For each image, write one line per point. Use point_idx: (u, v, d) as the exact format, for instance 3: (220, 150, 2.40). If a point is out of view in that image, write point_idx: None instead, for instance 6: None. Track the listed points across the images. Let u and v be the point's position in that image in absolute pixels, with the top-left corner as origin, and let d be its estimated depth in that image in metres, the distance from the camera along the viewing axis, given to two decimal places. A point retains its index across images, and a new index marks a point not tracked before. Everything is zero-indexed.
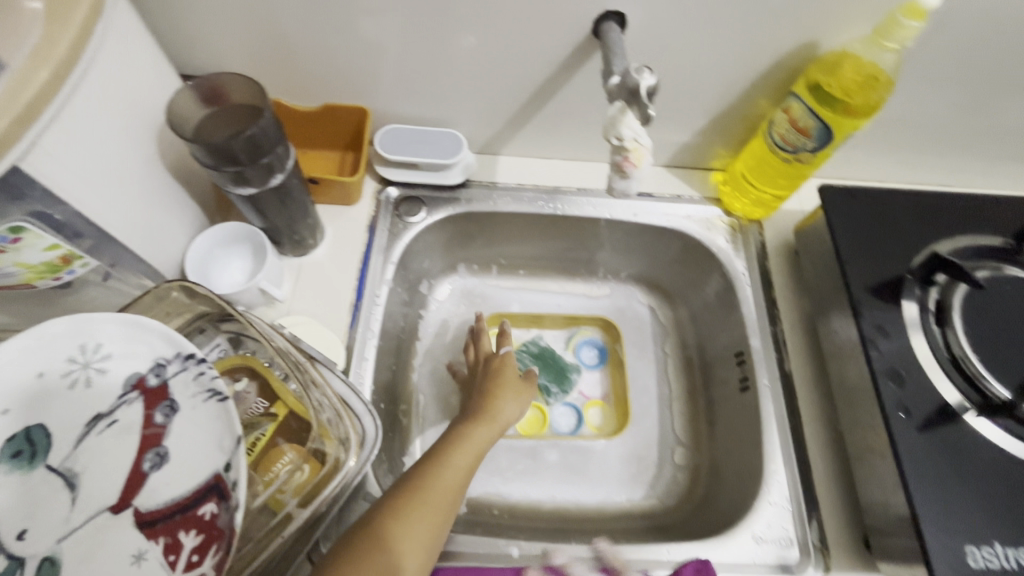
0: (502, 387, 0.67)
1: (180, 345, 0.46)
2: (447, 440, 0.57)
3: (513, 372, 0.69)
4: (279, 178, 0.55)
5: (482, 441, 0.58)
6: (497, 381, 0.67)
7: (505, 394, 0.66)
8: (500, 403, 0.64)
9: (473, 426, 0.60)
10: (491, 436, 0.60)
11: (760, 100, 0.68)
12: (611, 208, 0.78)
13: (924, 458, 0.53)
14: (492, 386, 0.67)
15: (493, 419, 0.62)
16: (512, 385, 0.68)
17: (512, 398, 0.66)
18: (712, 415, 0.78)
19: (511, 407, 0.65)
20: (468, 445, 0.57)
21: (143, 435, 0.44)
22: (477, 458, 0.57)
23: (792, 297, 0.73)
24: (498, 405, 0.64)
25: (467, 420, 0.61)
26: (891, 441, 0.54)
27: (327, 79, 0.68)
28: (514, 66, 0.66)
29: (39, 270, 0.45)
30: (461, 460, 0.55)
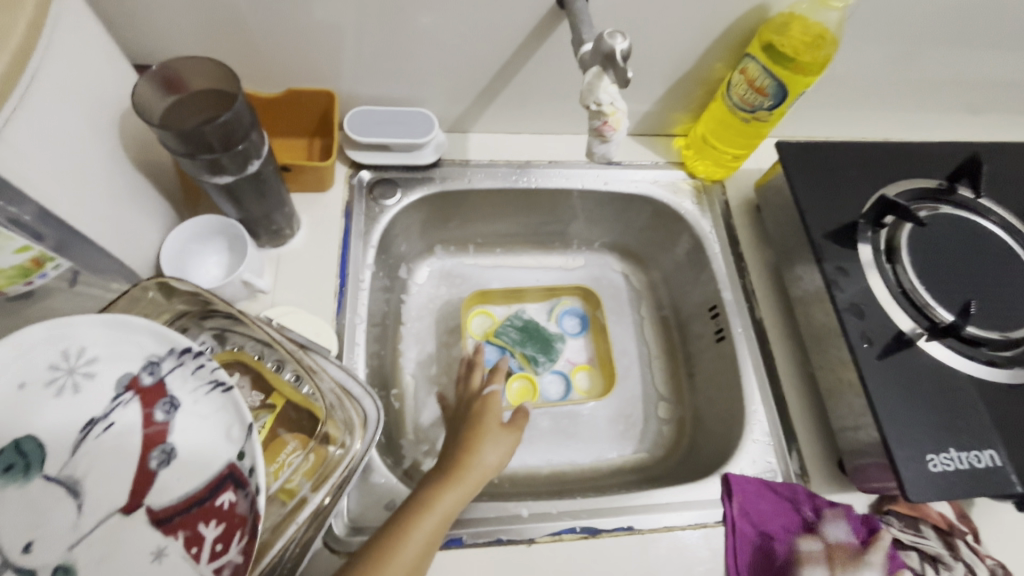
0: (484, 435, 0.62)
1: (174, 340, 0.45)
2: (414, 502, 0.53)
3: (495, 418, 0.65)
4: (256, 165, 0.53)
5: (451, 504, 0.54)
6: (478, 426, 0.63)
7: (486, 442, 0.61)
8: (478, 449, 0.60)
9: (446, 484, 0.55)
10: (462, 496, 0.55)
11: (717, 64, 0.71)
12: (582, 179, 0.81)
13: (888, 383, 0.58)
14: (473, 431, 0.62)
15: (469, 471, 0.58)
16: (493, 431, 0.63)
17: (495, 444, 0.62)
18: (691, 369, 0.83)
19: (491, 456, 0.61)
20: (434, 510, 0.53)
21: (145, 435, 0.43)
22: (446, 520, 0.53)
23: (757, 250, 0.77)
24: (476, 457, 0.59)
25: (439, 474, 0.57)
26: (858, 368, 0.59)
27: (288, 62, 0.66)
28: (481, 40, 0.66)
29: (10, 275, 0.42)
30: (423, 530, 0.51)
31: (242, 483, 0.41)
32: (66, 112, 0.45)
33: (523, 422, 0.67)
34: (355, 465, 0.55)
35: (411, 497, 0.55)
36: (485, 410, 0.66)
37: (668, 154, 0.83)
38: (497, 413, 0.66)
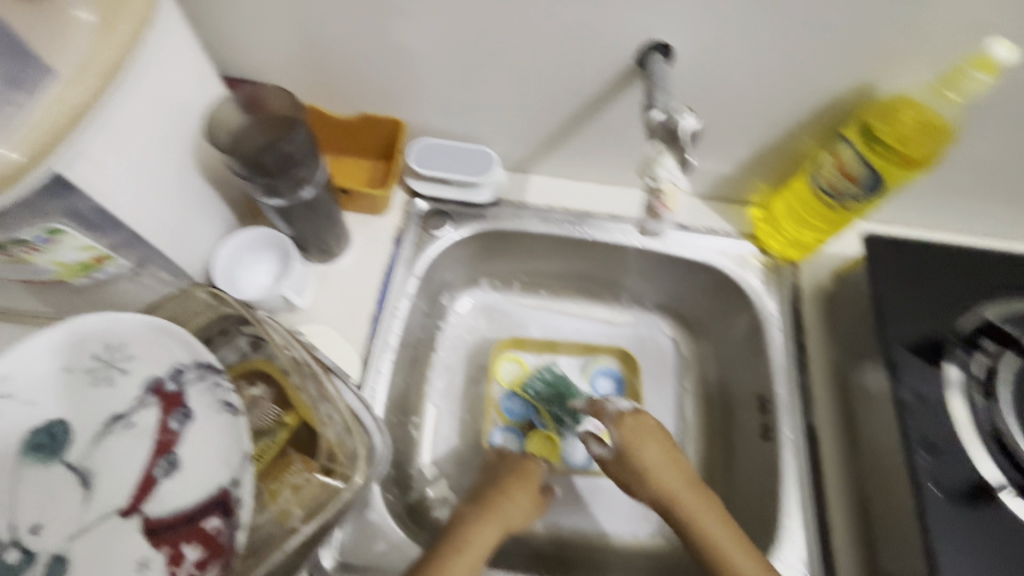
0: (519, 489, 0.65)
1: (199, 354, 0.47)
2: (452, 535, 0.59)
3: (534, 481, 0.67)
4: (309, 190, 0.56)
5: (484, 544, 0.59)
6: (511, 481, 0.66)
7: (520, 496, 0.64)
8: (507, 503, 0.63)
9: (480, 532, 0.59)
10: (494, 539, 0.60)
11: (806, 138, 0.65)
12: (642, 237, 0.76)
13: (955, 539, 0.49)
14: (510, 483, 0.65)
15: (499, 519, 0.61)
16: (529, 490, 0.66)
17: (525, 503, 0.65)
18: (729, 458, 0.75)
19: (520, 510, 0.64)
20: (470, 550, 0.58)
21: (156, 440, 0.44)
22: (479, 558, 0.58)
23: (825, 345, 0.70)
24: (507, 506, 0.63)
25: (475, 514, 0.61)
26: (920, 513, 0.50)
27: (364, 89, 0.68)
28: (553, 89, 0.64)
29: (72, 269, 0.47)
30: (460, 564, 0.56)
31: (230, 511, 0.42)
32: (152, 127, 0.48)
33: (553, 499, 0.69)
34: (352, 501, 0.54)
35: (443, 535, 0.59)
36: (527, 470, 0.68)
37: (740, 223, 0.77)
38: (536, 479, 0.67)
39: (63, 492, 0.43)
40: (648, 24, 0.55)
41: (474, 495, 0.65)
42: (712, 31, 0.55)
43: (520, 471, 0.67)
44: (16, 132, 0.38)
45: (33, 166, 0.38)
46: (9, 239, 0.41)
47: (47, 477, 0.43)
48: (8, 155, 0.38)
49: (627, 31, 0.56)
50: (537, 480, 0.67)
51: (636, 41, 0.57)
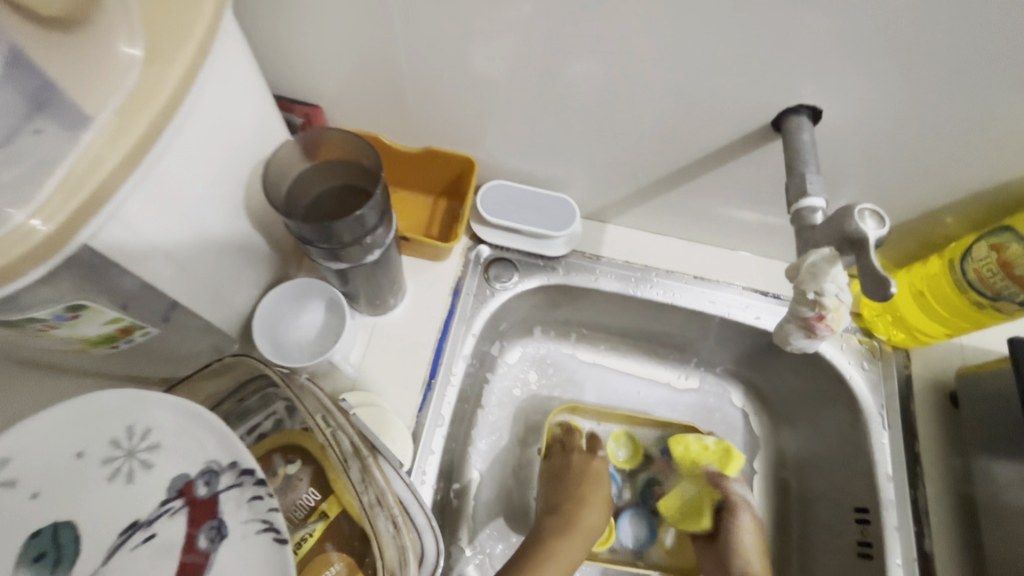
0: (591, 496, 0.66)
1: (238, 454, 0.39)
2: (535, 547, 0.60)
3: (601, 480, 0.68)
4: (377, 254, 0.47)
5: (571, 555, 0.59)
6: (564, 526, 0.62)
7: (595, 503, 0.65)
8: (558, 543, 0.60)
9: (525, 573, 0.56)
10: (579, 550, 0.61)
11: (949, 219, 0.56)
12: (729, 305, 0.67)
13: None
14: (580, 493, 0.66)
15: (551, 560, 0.58)
16: (600, 490, 0.67)
17: (579, 548, 0.61)
18: (807, 563, 0.66)
19: (596, 512, 0.65)
20: (559, 562, 0.58)
21: (181, 563, 0.37)
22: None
23: (938, 453, 0.61)
24: (584, 513, 0.64)
25: (557, 527, 0.62)
26: None
27: (436, 122, 0.60)
28: (658, 141, 0.56)
29: (94, 340, 0.39)
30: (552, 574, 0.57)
31: None
32: (202, 177, 0.40)
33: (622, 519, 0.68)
34: None
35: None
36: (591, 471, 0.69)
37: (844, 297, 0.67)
38: (603, 477, 0.68)
39: None
40: (796, 82, 0.46)
41: (551, 508, 0.65)
42: (873, 95, 0.46)
43: (576, 511, 0.64)
44: (39, 193, 0.30)
45: (63, 239, 0.31)
46: (24, 318, 0.33)
47: None
48: (36, 224, 0.30)
49: (767, 88, 0.47)
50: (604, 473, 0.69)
51: (775, 98, 0.48)
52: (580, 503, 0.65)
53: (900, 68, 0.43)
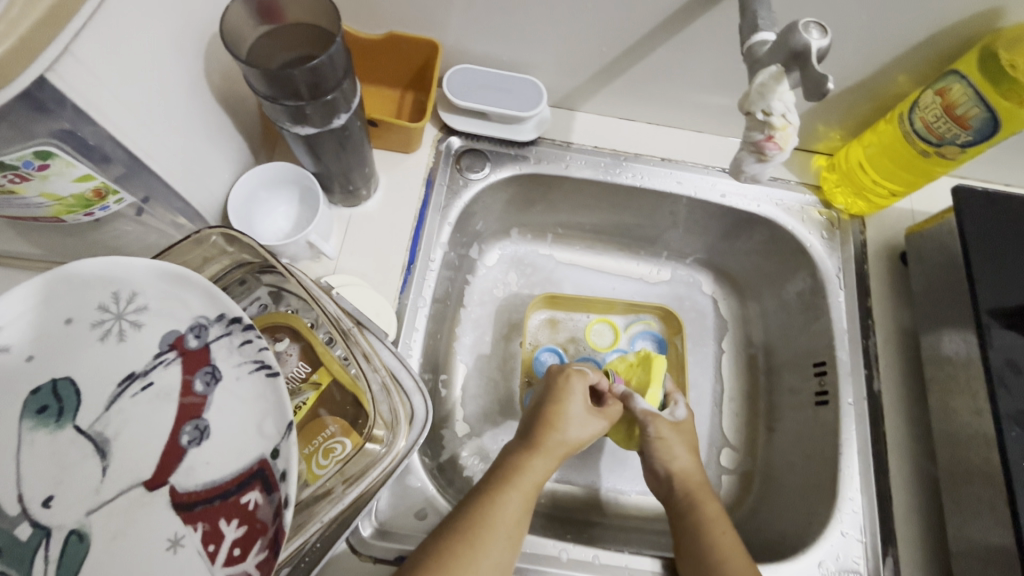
0: (563, 411, 0.60)
1: (224, 306, 0.41)
2: (501, 468, 0.56)
3: (578, 396, 0.61)
4: (342, 119, 0.46)
5: (537, 477, 0.55)
6: (538, 442, 0.57)
7: (570, 421, 0.59)
8: (531, 460, 0.56)
9: (506, 482, 0.54)
10: (547, 468, 0.57)
11: (900, 76, 0.58)
12: (697, 185, 0.70)
13: (995, 501, 0.50)
14: (554, 409, 0.60)
15: (526, 477, 0.55)
16: (576, 408, 0.60)
17: (553, 462, 0.57)
18: (772, 422, 0.72)
19: (575, 433, 0.59)
20: (521, 481, 0.54)
21: (181, 404, 0.39)
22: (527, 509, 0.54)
23: (890, 307, 0.65)
24: (560, 434, 0.58)
25: (522, 448, 0.57)
26: (1005, 466, 0.49)
27: (395, 3, 0.58)
28: (621, 10, 0.55)
29: (69, 203, 0.39)
30: (516, 499, 0.53)
31: (272, 484, 0.37)
32: (153, 31, 0.39)
33: (611, 417, 0.62)
34: (394, 468, 0.49)
35: (478, 492, 0.54)
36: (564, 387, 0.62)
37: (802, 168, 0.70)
38: (578, 394, 0.61)
39: (78, 461, 0.37)
40: None
41: (523, 427, 0.61)
42: None
43: (551, 433, 0.58)
44: None
45: (7, 76, 0.29)
46: None
47: (57, 445, 0.37)
48: None
49: None
50: (581, 392, 0.62)
51: None
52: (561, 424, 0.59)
53: None
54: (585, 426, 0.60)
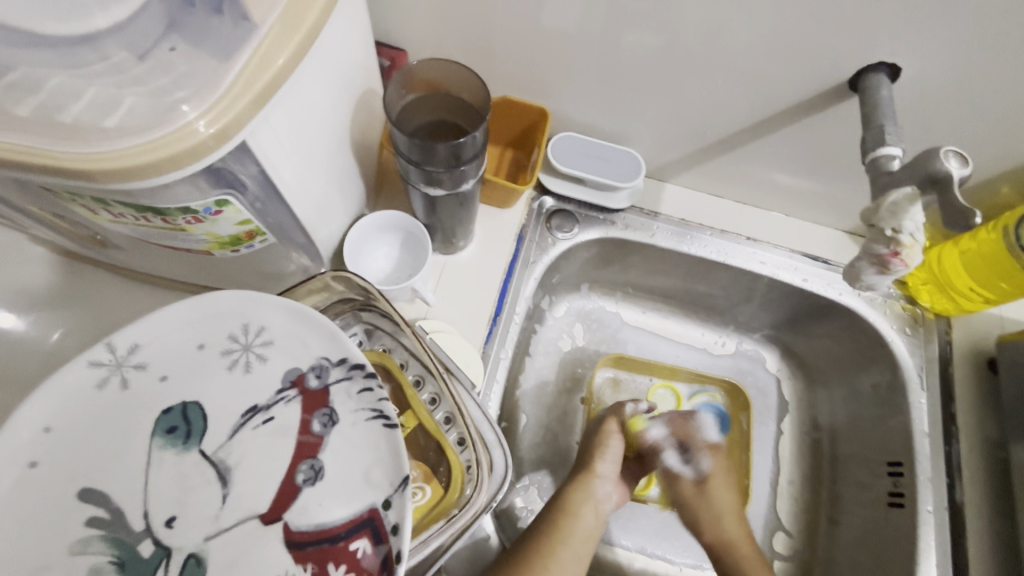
0: (599, 444, 0.68)
1: (348, 351, 0.44)
2: (553, 502, 0.63)
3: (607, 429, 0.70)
4: (470, 184, 0.50)
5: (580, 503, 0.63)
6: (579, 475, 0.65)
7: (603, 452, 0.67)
8: (574, 495, 0.64)
9: (555, 516, 0.61)
10: (589, 496, 0.64)
11: (1004, 188, 0.60)
12: (778, 267, 0.70)
13: None
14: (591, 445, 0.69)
15: (569, 509, 0.62)
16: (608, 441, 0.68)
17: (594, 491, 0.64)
18: (834, 514, 0.70)
19: (609, 465, 0.67)
20: (568, 511, 0.61)
21: (299, 441, 0.41)
22: (576, 538, 0.60)
23: (976, 415, 0.64)
24: (595, 465, 0.66)
25: (566, 482, 0.66)
26: None
27: (515, 73, 0.62)
28: (732, 102, 0.58)
29: (223, 241, 0.43)
30: (566, 527, 0.60)
31: (380, 536, 0.38)
32: (324, 97, 0.43)
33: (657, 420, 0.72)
34: (470, 524, 0.48)
35: (527, 542, 0.58)
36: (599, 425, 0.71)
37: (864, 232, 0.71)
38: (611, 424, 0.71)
39: (199, 485, 0.39)
40: (879, 42, 0.48)
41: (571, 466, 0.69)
42: (947, 61, 0.49)
43: (587, 467, 0.66)
44: (212, 96, 0.34)
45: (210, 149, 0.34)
46: (179, 208, 0.37)
47: (183, 467, 0.40)
48: (201, 125, 0.33)
49: (850, 49, 0.49)
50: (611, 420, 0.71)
51: (856, 60, 0.50)
52: (587, 462, 0.67)
53: (973, 38, 0.46)
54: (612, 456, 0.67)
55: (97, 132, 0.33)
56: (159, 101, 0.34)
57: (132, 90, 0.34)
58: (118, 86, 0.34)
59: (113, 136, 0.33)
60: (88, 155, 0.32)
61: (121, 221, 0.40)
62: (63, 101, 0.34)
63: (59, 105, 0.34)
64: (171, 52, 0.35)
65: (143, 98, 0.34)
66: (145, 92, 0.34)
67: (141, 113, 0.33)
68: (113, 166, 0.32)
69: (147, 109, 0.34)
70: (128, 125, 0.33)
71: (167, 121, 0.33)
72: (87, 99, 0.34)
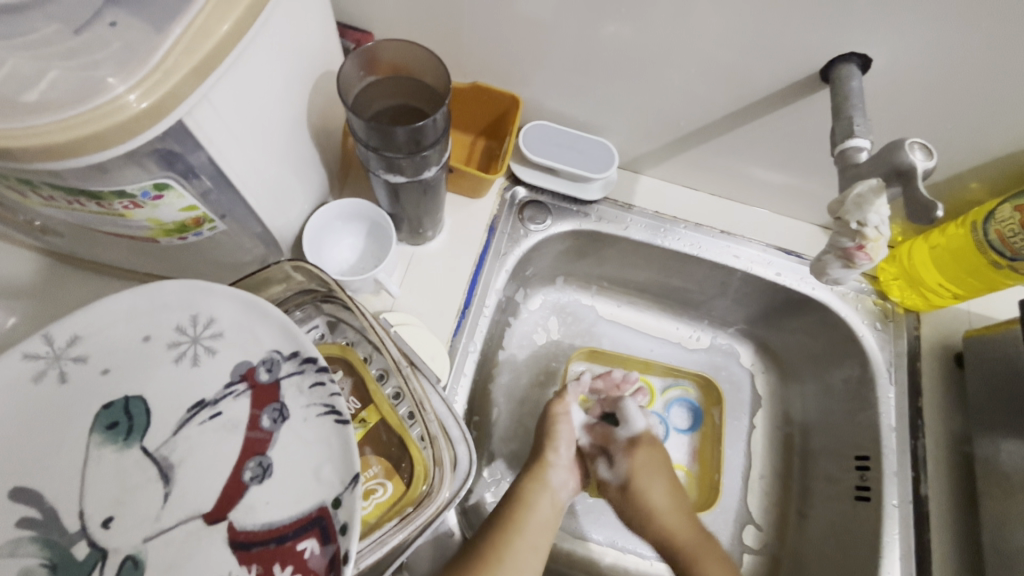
0: (551, 431, 0.67)
1: (301, 344, 0.42)
2: (509, 492, 0.62)
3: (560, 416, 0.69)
4: (432, 171, 0.49)
5: (537, 492, 0.62)
6: (536, 463, 0.65)
7: (557, 440, 0.67)
8: (529, 484, 0.63)
9: (512, 506, 0.60)
10: (545, 486, 0.63)
11: (973, 184, 0.60)
12: (752, 261, 0.70)
13: None
14: (543, 433, 0.68)
15: (523, 499, 0.61)
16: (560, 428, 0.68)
17: (547, 480, 0.64)
18: (804, 508, 0.70)
19: (562, 453, 0.66)
20: (524, 501, 0.61)
21: (246, 438, 0.39)
22: (531, 526, 0.59)
23: (943, 409, 0.64)
24: (551, 455, 0.66)
25: (521, 471, 0.65)
26: None
27: (485, 58, 0.60)
28: (706, 92, 0.57)
29: (167, 228, 0.41)
30: (523, 515, 0.60)
31: (330, 535, 0.37)
32: (275, 76, 0.41)
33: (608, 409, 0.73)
34: (433, 521, 0.46)
35: (483, 533, 0.58)
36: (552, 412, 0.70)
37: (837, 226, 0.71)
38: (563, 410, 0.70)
39: (140, 484, 0.38)
40: (851, 32, 0.47)
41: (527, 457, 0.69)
42: (918, 54, 0.48)
43: (542, 456, 0.66)
44: (143, 70, 0.32)
45: (142, 124, 0.32)
46: (114, 190, 0.35)
47: (123, 464, 0.38)
48: (132, 99, 0.31)
49: (823, 38, 0.48)
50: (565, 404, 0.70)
51: (830, 49, 0.49)
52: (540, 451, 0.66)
53: (944, 29, 0.46)
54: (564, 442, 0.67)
55: (17, 107, 0.31)
56: (87, 75, 0.32)
57: (58, 64, 0.32)
58: (42, 59, 0.32)
59: (35, 111, 0.31)
60: (5, 128, 0.30)
61: (55, 205, 0.38)
62: None
63: None
64: (109, 26, 0.33)
65: (69, 71, 0.32)
66: (72, 66, 0.32)
67: (65, 88, 0.31)
68: (34, 141, 0.30)
69: (73, 84, 0.31)
70: (52, 100, 0.31)
71: (95, 94, 0.31)
72: (8, 72, 0.31)
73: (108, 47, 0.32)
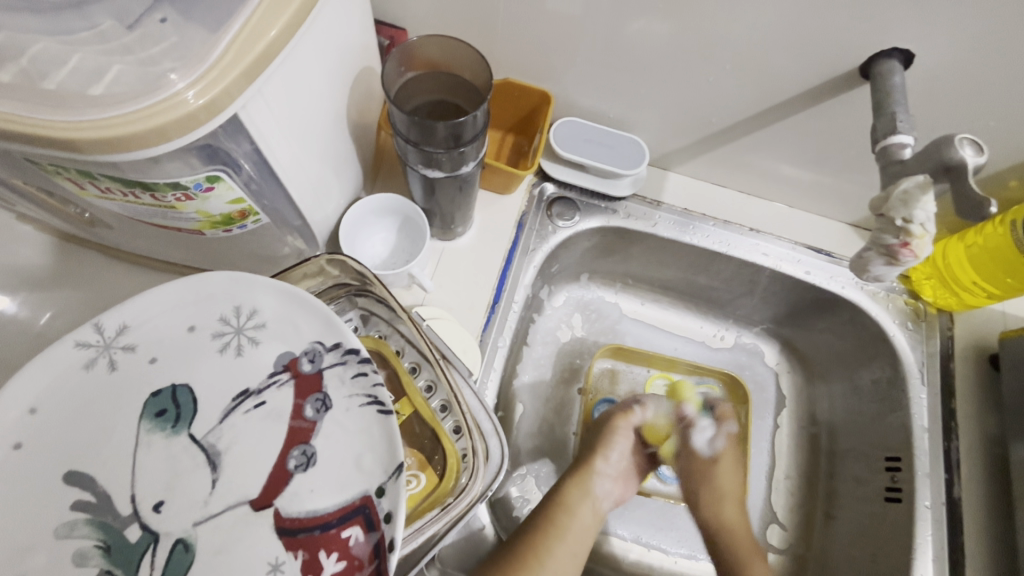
0: (603, 439, 0.67)
1: (344, 335, 0.43)
2: (551, 496, 0.63)
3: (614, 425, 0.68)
4: (470, 167, 0.49)
5: (579, 498, 0.63)
6: (581, 468, 0.65)
7: (606, 449, 0.66)
8: (571, 489, 0.63)
9: (551, 510, 0.61)
10: (586, 492, 0.64)
11: (1012, 182, 0.59)
12: (781, 259, 0.69)
13: None
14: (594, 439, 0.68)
15: (567, 505, 0.62)
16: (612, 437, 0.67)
17: (591, 486, 0.64)
18: (831, 509, 0.70)
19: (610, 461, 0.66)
20: (565, 506, 0.61)
21: (290, 427, 0.40)
22: (572, 534, 0.60)
23: (976, 411, 0.63)
24: (598, 461, 0.65)
25: (566, 474, 0.65)
26: None
27: (518, 54, 0.60)
28: (739, 89, 0.57)
29: (214, 220, 0.41)
30: (562, 520, 0.60)
31: (374, 523, 0.37)
32: (321, 72, 0.42)
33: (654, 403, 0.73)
34: (466, 514, 0.47)
35: (519, 536, 0.58)
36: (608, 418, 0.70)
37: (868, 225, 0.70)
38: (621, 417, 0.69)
39: (189, 469, 0.38)
40: (893, 27, 0.47)
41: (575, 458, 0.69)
42: (961, 51, 0.47)
43: (589, 462, 0.65)
44: (200, 67, 0.32)
45: (196, 121, 0.32)
46: (168, 183, 0.36)
47: (172, 450, 0.39)
48: (188, 96, 0.32)
49: (863, 34, 0.48)
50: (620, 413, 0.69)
51: (869, 46, 0.49)
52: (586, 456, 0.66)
53: (988, 25, 0.45)
54: (614, 451, 0.67)
55: (81, 101, 0.32)
56: (147, 70, 0.32)
57: (118, 59, 0.33)
58: (103, 55, 0.33)
59: (97, 105, 0.31)
60: (71, 123, 0.31)
61: (109, 197, 0.39)
62: (46, 69, 0.32)
63: (41, 71, 0.32)
64: (158, 21, 0.34)
65: (130, 66, 0.33)
66: (132, 61, 0.33)
67: (126, 82, 0.32)
68: (96, 135, 0.31)
69: (133, 78, 0.32)
70: (114, 94, 0.32)
71: (154, 90, 0.32)
72: (72, 67, 0.32)
73: (167, 43, 0.33)
